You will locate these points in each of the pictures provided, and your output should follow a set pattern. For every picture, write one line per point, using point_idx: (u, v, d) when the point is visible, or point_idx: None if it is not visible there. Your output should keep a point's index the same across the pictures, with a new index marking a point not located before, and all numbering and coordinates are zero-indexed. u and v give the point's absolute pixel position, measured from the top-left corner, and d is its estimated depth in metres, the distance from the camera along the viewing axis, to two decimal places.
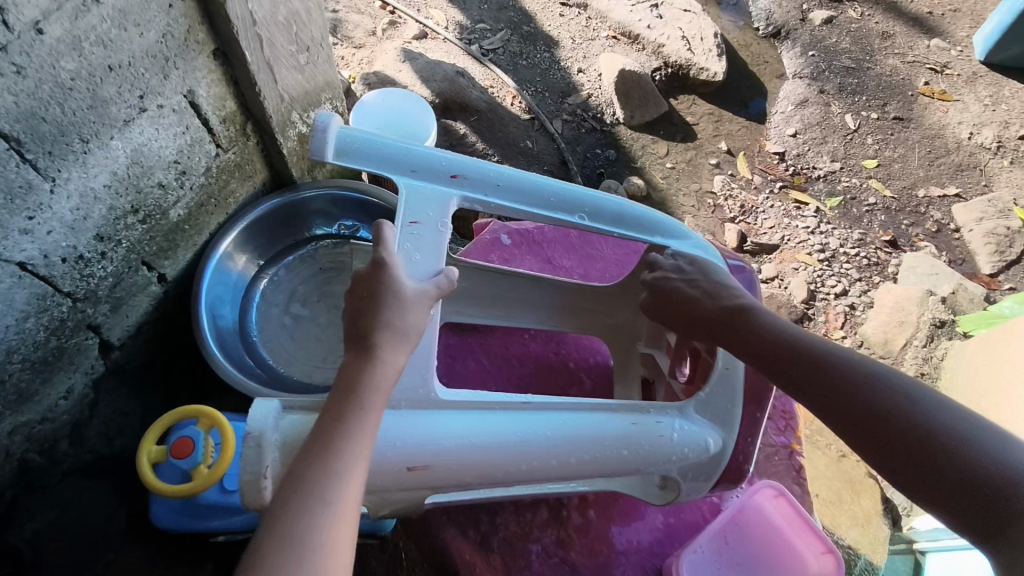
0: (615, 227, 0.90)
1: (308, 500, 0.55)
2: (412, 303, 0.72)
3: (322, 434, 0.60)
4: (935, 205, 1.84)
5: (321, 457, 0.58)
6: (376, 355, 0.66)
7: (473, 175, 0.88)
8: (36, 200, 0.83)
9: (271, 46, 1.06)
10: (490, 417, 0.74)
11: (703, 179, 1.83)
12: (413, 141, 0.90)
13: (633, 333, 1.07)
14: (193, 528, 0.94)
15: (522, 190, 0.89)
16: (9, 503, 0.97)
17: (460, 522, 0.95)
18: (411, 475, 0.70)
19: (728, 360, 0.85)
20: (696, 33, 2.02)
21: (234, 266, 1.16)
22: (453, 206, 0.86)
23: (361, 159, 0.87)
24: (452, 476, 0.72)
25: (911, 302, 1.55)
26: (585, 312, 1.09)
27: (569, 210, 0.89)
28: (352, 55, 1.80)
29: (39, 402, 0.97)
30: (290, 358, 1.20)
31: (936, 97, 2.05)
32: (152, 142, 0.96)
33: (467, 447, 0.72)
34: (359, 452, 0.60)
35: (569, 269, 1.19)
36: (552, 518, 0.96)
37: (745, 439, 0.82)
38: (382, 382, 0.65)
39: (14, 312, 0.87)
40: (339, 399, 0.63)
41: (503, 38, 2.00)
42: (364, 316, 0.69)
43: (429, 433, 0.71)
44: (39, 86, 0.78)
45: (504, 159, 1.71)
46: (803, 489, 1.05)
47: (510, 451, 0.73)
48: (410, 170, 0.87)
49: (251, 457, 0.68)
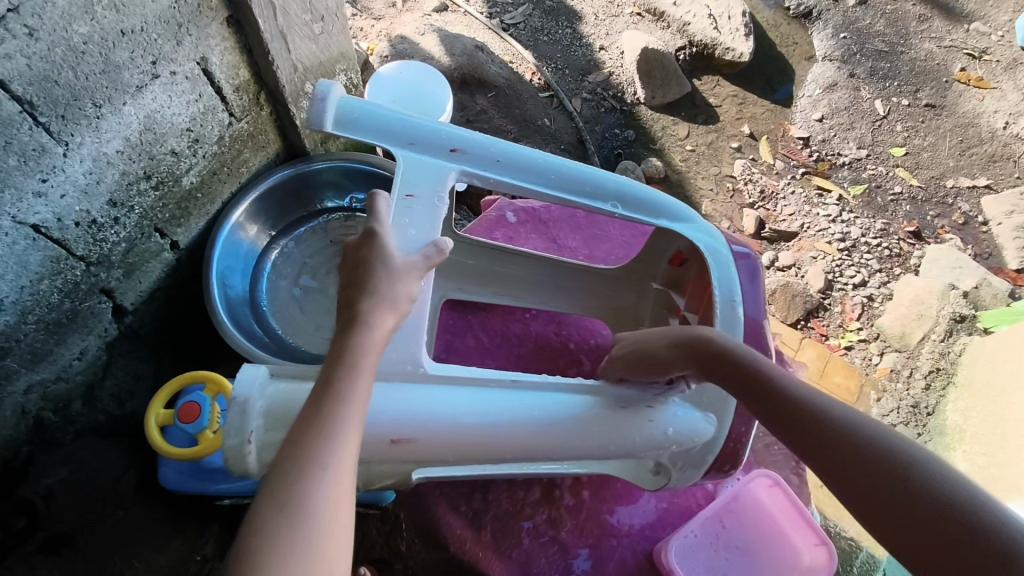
0: (617, 207, 0.89)
1: (305, 463, 0.56)
2: (401, 273, 0.73)
3: (315, 399, 0.61)
4: (964, 196, 1.78)
5: (314, 422, 0.59)
6: (364, 320, 0.67)
7: (472, 150, 0.87)
8: (49, 163, 0.84)
9: (284, 14, 1.05)
10: (477, 393, 0.75)
11: (724, 163, 1.79)
12: (413, 115, 0.89)
13: (637, 318, 1.06)
14: (200, 490, 0.96)
15: (522, 167, 0.88)
16: (25, 459, 1.00)
17: (451, 497, 0.96)
18: (393, 447, 0.71)
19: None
20: (723, 11, 1.96)
21: (246, 235, 1.17)
22: (451, 179, 0.86)
23: (359, 129, 0.87)
24: (433, 450, 0.73)
25: (930, 296, 1.51)
26: (589, 294, 1.08)
27: (571, 188, 0.88)
28: (371, 27, 1.79)
29: (53, 362, 0.99)
30: (299, 328, 1.21)
31: (972, 83, 1.97)
32: (165, 109, 0.96)
33: (451, 422, 0.72)
34: (352, 414, 0.61)
35: (573, 249, 1.18)
36: (544, 498, 0.96)
37: (739, 425, 0.81)
38: (371, 345, 0.66)
39: (28, 274, 0.89)
40: (330, 364, 0.64)
41: (525, 13, 1.96)
42: (355, 286, 0.71)
43: (414, 409, 0.72)
44: (51, 49, 0.78)
45: (521, 137, 1.69)
46: (801, 480, 1.05)
47: (502, 427, 0.74)
48: (408, 142, 0.87)
49: (236, 422, 0.71)
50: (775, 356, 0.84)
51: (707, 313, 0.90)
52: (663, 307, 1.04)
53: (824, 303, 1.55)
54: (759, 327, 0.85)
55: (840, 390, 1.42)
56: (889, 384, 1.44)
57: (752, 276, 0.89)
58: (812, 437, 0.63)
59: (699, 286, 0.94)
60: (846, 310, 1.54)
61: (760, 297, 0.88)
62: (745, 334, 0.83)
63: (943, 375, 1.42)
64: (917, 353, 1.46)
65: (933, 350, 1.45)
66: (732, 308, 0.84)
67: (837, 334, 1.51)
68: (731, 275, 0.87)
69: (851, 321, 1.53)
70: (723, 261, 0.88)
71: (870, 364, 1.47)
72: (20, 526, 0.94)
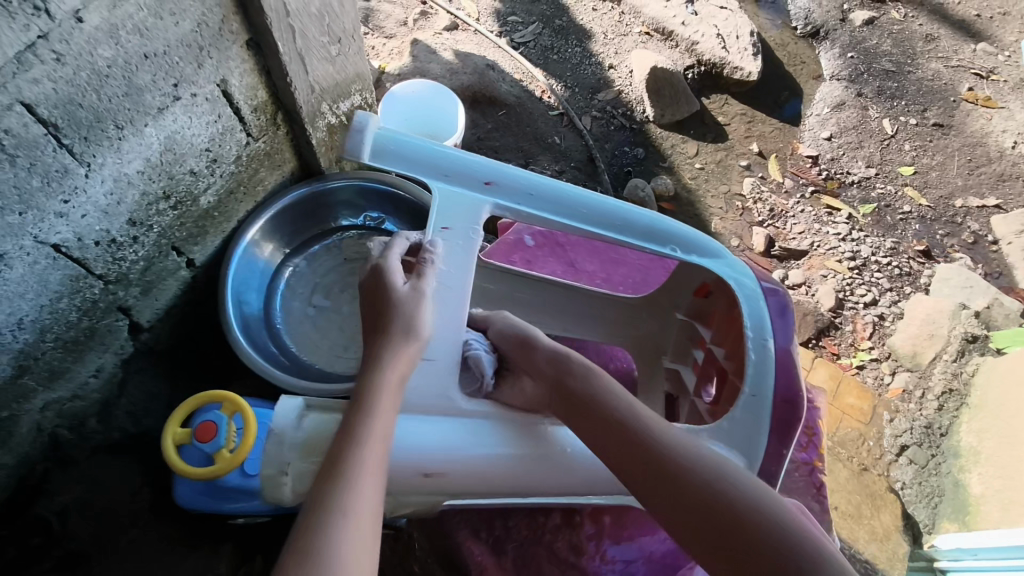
0: (646, 242, 0.91)
1: (326, 509, 0.57)
2: (417, 311, 0.78)
3: (336, 444, 0.64)
4: (973, 215, 1.78)
5: (335, 466, 0.61)
6: (381, 361, 0.72)
7: (507, 183, 0.90)
8: (72, 184, 0.85)
9: (303, 36, 1.05)
10: (502, 426, 0.78)
11: (733, 181, 1.79)
12: (449, 147, 0.93)
13: (659, 347, 1.08)
14: (215, 509, 0.96)
15: (554, 201, 0.91)
16: (41, 476, 1.01)
17: (473, 523, 0.96)
18: (425, 481, 0.74)
19: (756, 387, 0.83)
20: (731, 31, 1.98)
21: (262, 254, 1.18)
22: (485, 213, 0.89)
23: (395, 160, 0.90)
24: (463, 482, 0.75)
25: (942, 315, 1.51)
26: (611, 320, 1.10)
27: (601, 223, 0.91)
28: (383, 46, 1.81)
29: (69, 380, 1.00)
30: (313, 346, 1.21)
31: (980, 103, 1.98)
32: (185, 130, 0.97)
33: (479, 455, 0.76)
34: (369, 460, 0.63)
35: (592, 273, 1.18)
36: (564, 524, 0.95)
37: (769, 466, 0.79)
38: (389, 385, 0.70)
39: (49, 292, 0.90)
40: (351, 408, 0.68)
41: (535, 32, 1.99)
42: (379, 330, 0.76)
43: (444, 442, 0.76)
44: (76, 74, 0.79)
45: (531, 155, 1.71)
46: (823, 507, 1.01)
47: (527, 459, 0.77)
48: (444, 175, 0.91)
49: (273, 450, 0.75)
50: (804, 395, 0.82)
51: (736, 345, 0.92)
52: (687, 335, 1.05)
53: (835, 321, 1.55)
54: (789, 365, 0.85)
55: (854, 411, 1.41)
56: (901, 405, 1.43)
57: (781, 311, 0.89)
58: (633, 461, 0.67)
59: (724, 317, 0.95)
60: (857, 329, 1.54)
61: (789, 329, 0.88)
62: (777, 373, 0.84)
63: (956, 396, 1.42)
64: (929, 373, 1.45)
65: (946, 370, 1.45)
66: (763, 346, 0.86)
67: (848, 353, 1.51)
68: (759, 310, 0.89)
69: (862, 340, 1.52)
70: (754, 298, 0.90)
71: (882, 385, 1.47)
72: (36, 543, 0.96)
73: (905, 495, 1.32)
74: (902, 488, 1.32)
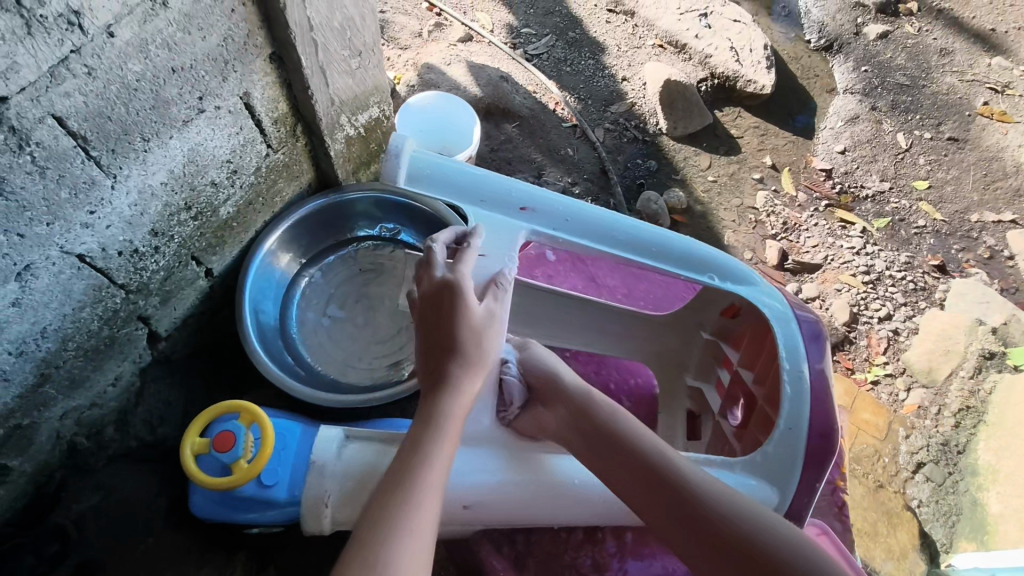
0: (682, 269, 0.94)
1: (391, 528, 0.60)
2: (483, 333, 0.79)
3: (401, 462, 0.68)
4: (989, 230, 1.77)
5: (405, 484, 0.65)
6: (453, 387, 0.74)
7: (543, 209, 0.94)
8: (98, 196, 0.86)
9: (325, 50, 1.07)
10: (550, 457, 0.84)
11: (746, 194, 1.79)
12: (487, 171, 0.96)
13: (683, 364, 1.10)
14: (227, 519, 0.94)
15: (590, 227, 0.94)
16: (58, 484, 1.01)
17: (494, 538, 0.96)
18: (465, 511, 0.80)
19: (791, 420, 0.83)
20: (745, 44, 1.99)
21: (279, 264, 1.19)
22: (523, 238, 0.92)
23: (432, 183, 0.93)
24: (500, 511, 0.82)
25: (958, 332, 1.52)
26: (632, 336, 1.12)
27: (636, 249, 0.94)
28: (398, 57, 1.83)
29: (89, 389, 1.01)
30: (329, 357, 1.22)
31: (995, 117, 1.97)
32: (209, 142, 0.99)
33: (520, 488, 0.81)
34: (433, 480, 0.66)
35: (612, 288, 1.20)
36: (586, 540, 0.96)
37: (801, 497, 0.81)
38: (456, 412, 0.73)
39: (71, 301, 0.91)
40: (418, 430, 0.71)
41: (548, 44, 2.01)
42: (442, 348, 0.77)
43: (488, 475, 0.81)
44: (106, 87, 0.80)
45: (544, 167, 1.71)
46: (846, 526, 1.02)
47: (568, 487, 0.82)
48: (482, 200, 0.94)
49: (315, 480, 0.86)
50: (841, 428, 0.82)
51: (767, 370, 0.92)
52: (711, 354, 1.07)
53: (849, 335, 1.54)
54: (825, 395, 0.85)
55: (869, 427, 1.39)
56: (917, 421, 1.41)
57: (814, 336, 0.89)
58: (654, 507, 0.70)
59: (754, 340, 0.96)
60: (871, 344, 1.53)
61: (822, 354, 0.88)
62: (812, 405, 0.83)
63: (973, 413, 1.41)
64: (945, 390, 1.44)
65: (963, 387, 1.44)
66: (799, 375, 0.85)
67: (863, 368, 1.50)
68: (793, 336, 0.89)
69: (877, 355, 1.51)
70: (785, 321, 0.90)
71: (897, 401, 1.45)
72: (53, 550, 0.97)
73: (922, 514, 1.31)
74: (919, 507, 1.30)
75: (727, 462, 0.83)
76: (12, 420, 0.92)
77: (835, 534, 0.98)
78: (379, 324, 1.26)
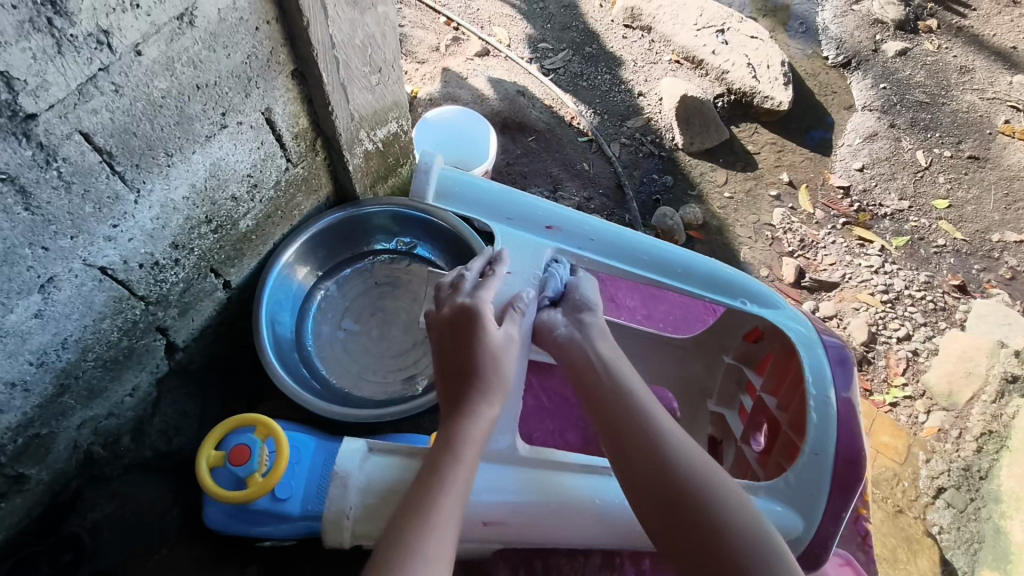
0: (706, 291, 0.93)
1: (408, 552, 0.60)
2: (503, 357, 0.78)
3: (421, 484, 0.68)
4: (1011, 250, 1.74)
5: (422, 509, 0.64)
6: (473, 411, 0.74)
7: (567, 227, 0.94)
8: (121, 210, 0.88)
9: (346, 67, 1.07)
10: (572, 476, 0.82)
11: (763, 211, 1.78)
12: (512, 190, 0.96)
13: (704, 390, 1.10)
14: (241, 532, 0.94)
15: (615, 247, 0.94)
16: (73, 493, 1.02)
17: (511, 562, 0.96)
18: (485, 528, 0.80)
19: (818, 445, 0.82)
20: (762, 60, 1.98)
21: (295, 276, 1.20)
22: (546, 256, 0.93)
23: (457, 202, 0.93)
24: (521, 530, 0.81)
25: (980, 353, 1.48)
26: (652, 359, 1.12)
27: (659, 270, 0.94)
28: (416, 70, 1.84)
29: (106, 399, 1.02)
30: (344, 371, 1.22)
31: (1017, 136, 1.95)
32: (229, 157, 1.00)
33: (538, 505, 0.80)
34: (452, 503, 0.66)
35: (631, 309, 1.21)
36: (605, 567, 0.96)
37: (827, 526, 0.80)
38: (477, 435, 0.73)
39: (92, 313, 0.92)
40: (439, 453, 0.71)
41: (565, 59, 2.02)
42: (463, 371, 0.77)
43: (508, 494, 0.80)
44: (133, 104, 0.81)
45: (559, 181, 1.72)
46: (869, 557, 1.01)
47: (591, 506, 0.80)
48: (506, 218, 0.94)
49: (337, 495, 0.85)
50: (867, 455, 0.81)
51: (792, 396, 0.91)
52: (733, 380, 1.06)
53: (867, 356, 1.52)
54: (852, 422, 0.83)
55: (888, 449, 1.39)
56: (937, 445, 1.39)
57: (841, 363, 0.88)
58: (614, 422, 0.76)
59: (779, 364, 0.95)
60: (890, 365, 1.51)
61: (850, 381, 0.86)
62: (839, 430, 0.82)
63: (996, 438, 1.39)
64: (966, 413, 1.42)
65: (985, 411, 1.42)
66: (826, 403, 0.84)
67: (881, 389, 1.48)
68: (821, 363, 0.87)
69: (896, 376, 1.49)
70: (811, 347, 0.89)
71: (916, 424, 1.43)
72: (67, 559, 0.97)
73: (943, 540, 1.28)
74: (939, 533, 1.28)
75: (750, 486, 0.82)
76: (31, 429, 0.92)
77: (857, 565, 0.98)
78: (396, 337, 1.26)
